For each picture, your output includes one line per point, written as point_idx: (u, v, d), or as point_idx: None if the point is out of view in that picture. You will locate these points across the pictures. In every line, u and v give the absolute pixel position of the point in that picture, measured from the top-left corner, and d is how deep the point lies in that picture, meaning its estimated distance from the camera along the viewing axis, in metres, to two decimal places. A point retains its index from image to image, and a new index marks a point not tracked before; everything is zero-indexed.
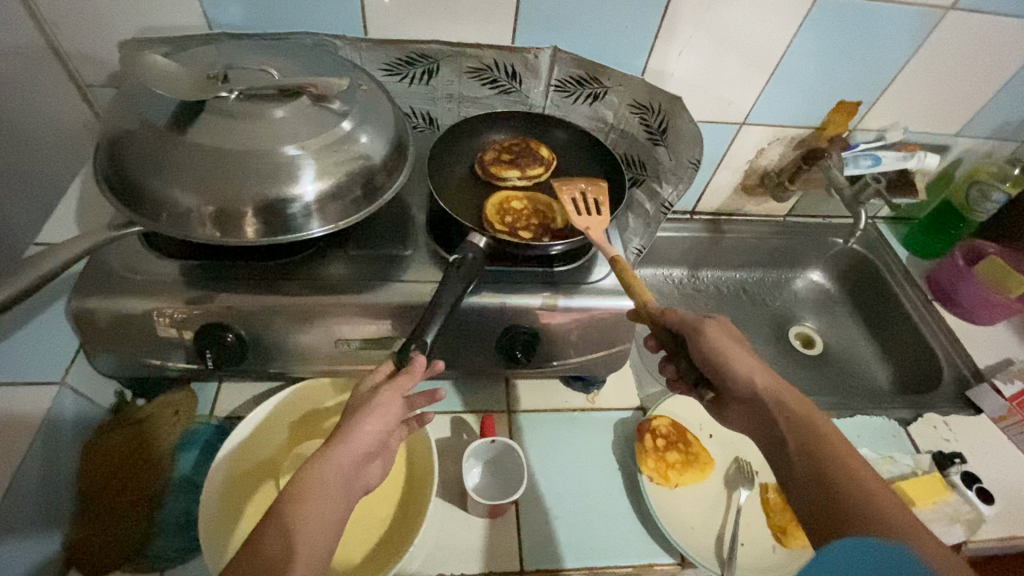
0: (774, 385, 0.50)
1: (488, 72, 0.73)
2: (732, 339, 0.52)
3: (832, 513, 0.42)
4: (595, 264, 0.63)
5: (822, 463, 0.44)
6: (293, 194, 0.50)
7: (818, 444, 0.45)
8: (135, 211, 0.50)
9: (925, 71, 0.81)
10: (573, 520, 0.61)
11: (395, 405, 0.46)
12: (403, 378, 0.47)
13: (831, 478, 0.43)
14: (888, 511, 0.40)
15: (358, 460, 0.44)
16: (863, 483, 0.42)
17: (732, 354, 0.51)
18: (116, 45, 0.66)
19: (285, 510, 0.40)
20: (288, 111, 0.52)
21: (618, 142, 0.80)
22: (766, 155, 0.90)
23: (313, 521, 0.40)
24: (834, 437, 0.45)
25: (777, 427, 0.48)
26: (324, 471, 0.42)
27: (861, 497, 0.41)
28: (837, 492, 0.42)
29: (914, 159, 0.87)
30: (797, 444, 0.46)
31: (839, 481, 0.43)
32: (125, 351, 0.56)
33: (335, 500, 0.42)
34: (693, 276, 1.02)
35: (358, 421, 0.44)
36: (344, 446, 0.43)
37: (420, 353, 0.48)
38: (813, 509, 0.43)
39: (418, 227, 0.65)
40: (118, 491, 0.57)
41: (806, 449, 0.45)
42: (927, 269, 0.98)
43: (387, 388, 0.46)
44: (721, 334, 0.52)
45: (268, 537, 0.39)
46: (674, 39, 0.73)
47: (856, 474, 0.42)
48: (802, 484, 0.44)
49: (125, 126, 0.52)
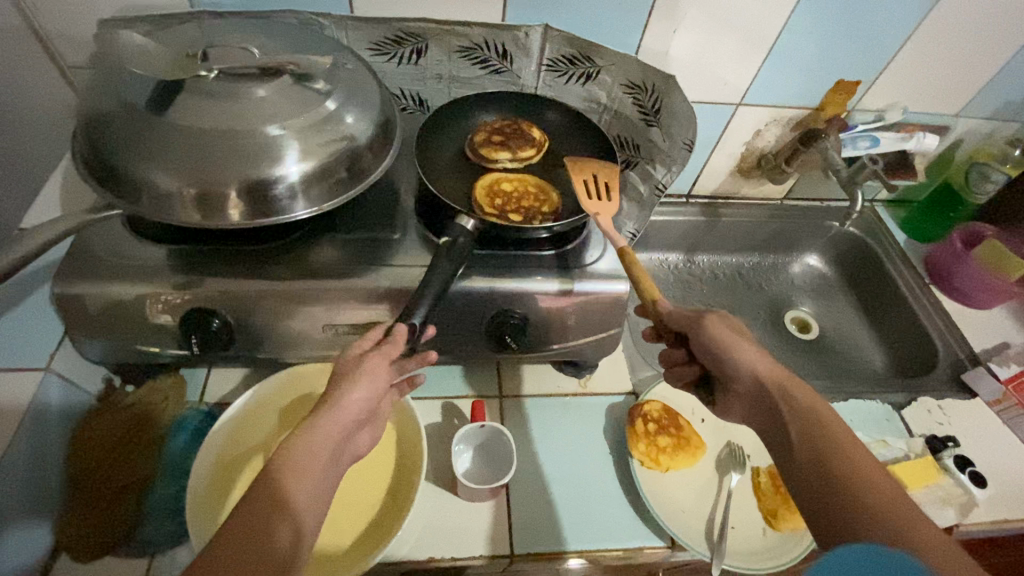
0: (775, 376, 0.49)
1: (479, 51, 0.72)
2: (732, 329, 0.52)
3: (833, 507, 0.41)
4: (587, 247, 0.63)
5: (826, 452, 0.44)
6: (277, 175, 0.49)
7: (825, 437, 0.44)
8: (116, 193, 0.49)
9: (926, 49, 0.79)
10: (564, 504, 0.61)
11: (383, 371, 0.46)
12: (389, 346, 0.46)
13: (837, 474, 0.42)
14: (889, 503, 0.40)
15: (347, 428, 0.44)
16: (868, 479, 0.41)
17: (733, 345, 0.50)
18: (95, 24, 0.65)
19: (277, 480, 0.40)
20: (270, 91, 0.51)
21: (611, 123, 0.78)
22: (763, 136, 0.89)
23: (308, 496, 0.40)
24: (838, 426, 0.45)
25: (780, 418, 0.48)
26: (312, 436, 0.42)
27: (866, 494, 0.41)
28: (840, 485, 0.42)
29: (913, 140, 0.88)
30: (800, 437, 0.45)
31: (845, 478, 0.42)
32: (110, 337, 0.55)
33: (324, 477, 0.42)
34: (689, 261, 1.01)
35: (345, 391, 0.44)
36: (331, 415, 0.43)
37: (404, 322, 0.48)
38: (817, 506, 0.43)
39: (407, 210, 0.64)
40: (106, 477, 0.57)
41: (810, 443, 0.45)
42: (925, 252, 0.97)
43: (373, 355, 0.46)
44: (723, 329, 0.51)
45: (258, 508, 0.38)
46: (670, 17, 0.71)
47: (859, 468, 0.42)
48: (803, 479, 0.44)
49: (102, 106, 0.51)
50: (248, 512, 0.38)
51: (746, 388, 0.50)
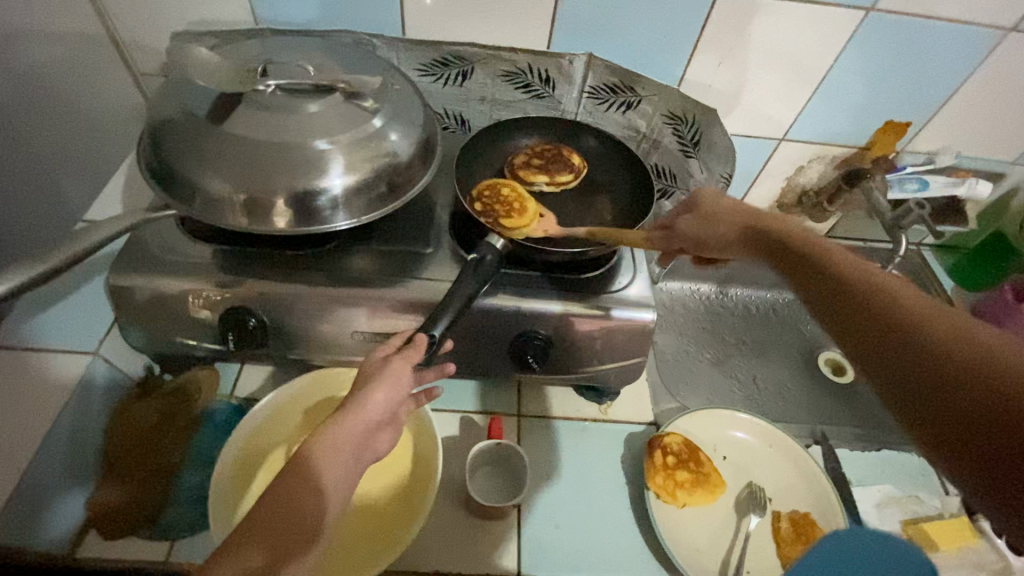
0: (806, 242, 0.46)
1: (523, 76, 0.74)
2: (703, 219, 0.56)
3: (884, 338, 0.37)
4: (617, 273, 0.63)
5: (856, 293, 0.40)
6: (321, 187, 0.52)
7: (841, 271, 0.42)
8: (172, 193, 0.52)
9: (981, 96, 0.77)
10: (575, 529, 0.60)
11: (405, 375, 0.47)
12: (409, 351, 0.47)
13: (883, 305, 0.38)
14: (957, 334, 0.34)
15: (367, 429, 0.45)
16: (935, 325, 0.35)
17: (714, 223, 0.55)
18: (167, 36, 0.70)
19: (305, 463, 0.42)
20: (322, 107, 0.53)
21: (649, 152, 0.79)
22: (805, 172, 0.88)
23: (333, 486, 0.42)
24: (852, 269, 0.41)
25: (809, 281, 0.44)
26: (335, 433, 0.43)
27: (921, 326, 0.35)
28: (882, 316, 0.37)
29: (963, 185, 0.84)
30: (812, 288, 0.43)
31: (899, 317, 0.37)
32: (156, 328, 0.59)
33: (348, 471, 0.43)
34: (721, 293, 1.00)
35: (367, 391, 0.45)
36: (354, 415, 0.44)
37: (425, 332, 0.49)
38: (871, 354, 0.37)
39: (441, 226, 0.65)
40: (139, 461, 0.59)
41: (818, 267, 0.43)
42: (974, 302, 0.92)
43: (396, 359, 0.47)
44: (695, 223, 0.56)
45: (290, 487, 0.40)
46: (715, 50, 0.71)
47: (894, 293, 0.38)
48: (873, 335, 0.37)
49: (167, 113, 0.54)
50: (284, 491, 0.40)
51: (736, 252, 0.55)
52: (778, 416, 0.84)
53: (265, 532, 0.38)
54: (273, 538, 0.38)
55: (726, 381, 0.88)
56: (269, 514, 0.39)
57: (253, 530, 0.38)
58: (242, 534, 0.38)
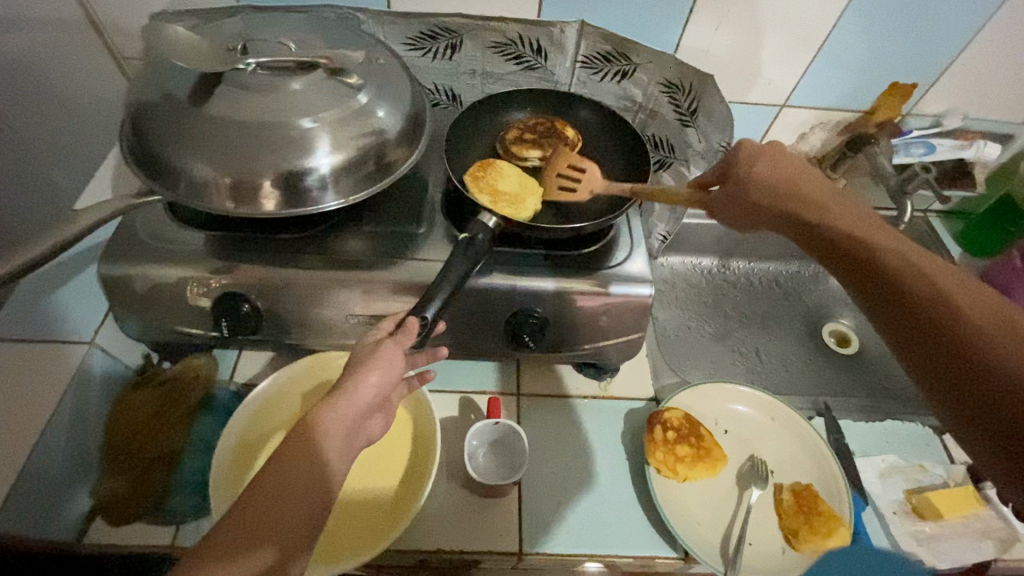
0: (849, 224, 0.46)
1: (514, 46, 0.71)
2: (739, 198, 0.53)
3: (934, 335, 0.38)
4: (615, 248, 0.62)
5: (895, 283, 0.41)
6: (308, 167, 0.51)
7: (886, 260, 0.42)
8: (156, 178, 0.51)
9: (991, 54, 0.74)
10: (576, 505, 0.60)
11: (398, 358, 0.46)
12: (402, 335, 0.47)
13: (927, 301, 0.39)
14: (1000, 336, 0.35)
15: (361, 412, 0.45)
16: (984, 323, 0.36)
17: (751, 196, 0.52)
18: (147, 17, 0.69)
19: (299, 448, 0.41)
20: (304, 84, 0.52)
21: (647, 123, 0.76)
22: (808, 139, 0.85)
23: (325, 471, 0.42)
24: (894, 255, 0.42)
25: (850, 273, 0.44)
26: (328, 416, 0.43)
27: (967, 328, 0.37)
28: (935, 311, 0.38)
29: (972, 148, 0.83)
30: (853, 276, 0.44)
31: (950, 313, 0.38)
32: (150, 317, 0.58)
33: (341, 455, 0.43)
34: (723, 266, 0.98)
35: (360, 373, 0.45)
36: (347, 397, 0.44)
37: (416, 315, 0.48)
38: (918, 352, 0.39)
39: (434, 205, 0.64)
40: (139, 450, 0.59)
41: (863, 254, 0.43)
42: (982, 268, 0.91)
43: (389, 341, 0.46)
44: (733, 198, 0.54)
45: (284, 471, 0.40)
46: (711, 14, 0.69)
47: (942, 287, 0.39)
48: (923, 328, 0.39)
49: (148, 96, 0.53)
50: (277, 478, 0.40)
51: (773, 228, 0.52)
52: (781, 388, 0.84)
53: (260, 518, 0.39)
54: (268, 524, 0.39)
55: (728, 354, 0.87)
56: (263, 498, 0.39)
57: (245, 516, 0.38)
58: (236, 523, 0.38)
